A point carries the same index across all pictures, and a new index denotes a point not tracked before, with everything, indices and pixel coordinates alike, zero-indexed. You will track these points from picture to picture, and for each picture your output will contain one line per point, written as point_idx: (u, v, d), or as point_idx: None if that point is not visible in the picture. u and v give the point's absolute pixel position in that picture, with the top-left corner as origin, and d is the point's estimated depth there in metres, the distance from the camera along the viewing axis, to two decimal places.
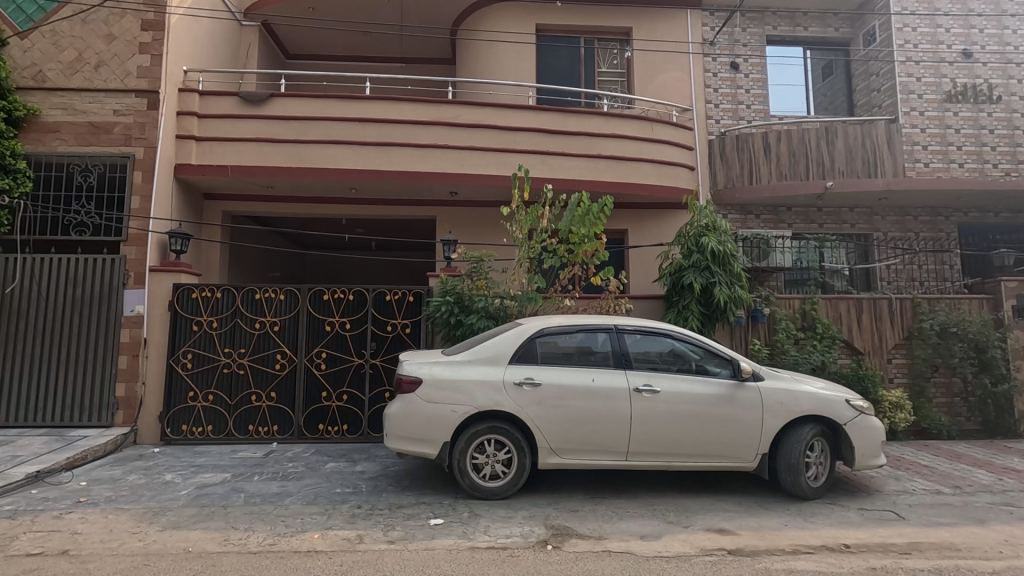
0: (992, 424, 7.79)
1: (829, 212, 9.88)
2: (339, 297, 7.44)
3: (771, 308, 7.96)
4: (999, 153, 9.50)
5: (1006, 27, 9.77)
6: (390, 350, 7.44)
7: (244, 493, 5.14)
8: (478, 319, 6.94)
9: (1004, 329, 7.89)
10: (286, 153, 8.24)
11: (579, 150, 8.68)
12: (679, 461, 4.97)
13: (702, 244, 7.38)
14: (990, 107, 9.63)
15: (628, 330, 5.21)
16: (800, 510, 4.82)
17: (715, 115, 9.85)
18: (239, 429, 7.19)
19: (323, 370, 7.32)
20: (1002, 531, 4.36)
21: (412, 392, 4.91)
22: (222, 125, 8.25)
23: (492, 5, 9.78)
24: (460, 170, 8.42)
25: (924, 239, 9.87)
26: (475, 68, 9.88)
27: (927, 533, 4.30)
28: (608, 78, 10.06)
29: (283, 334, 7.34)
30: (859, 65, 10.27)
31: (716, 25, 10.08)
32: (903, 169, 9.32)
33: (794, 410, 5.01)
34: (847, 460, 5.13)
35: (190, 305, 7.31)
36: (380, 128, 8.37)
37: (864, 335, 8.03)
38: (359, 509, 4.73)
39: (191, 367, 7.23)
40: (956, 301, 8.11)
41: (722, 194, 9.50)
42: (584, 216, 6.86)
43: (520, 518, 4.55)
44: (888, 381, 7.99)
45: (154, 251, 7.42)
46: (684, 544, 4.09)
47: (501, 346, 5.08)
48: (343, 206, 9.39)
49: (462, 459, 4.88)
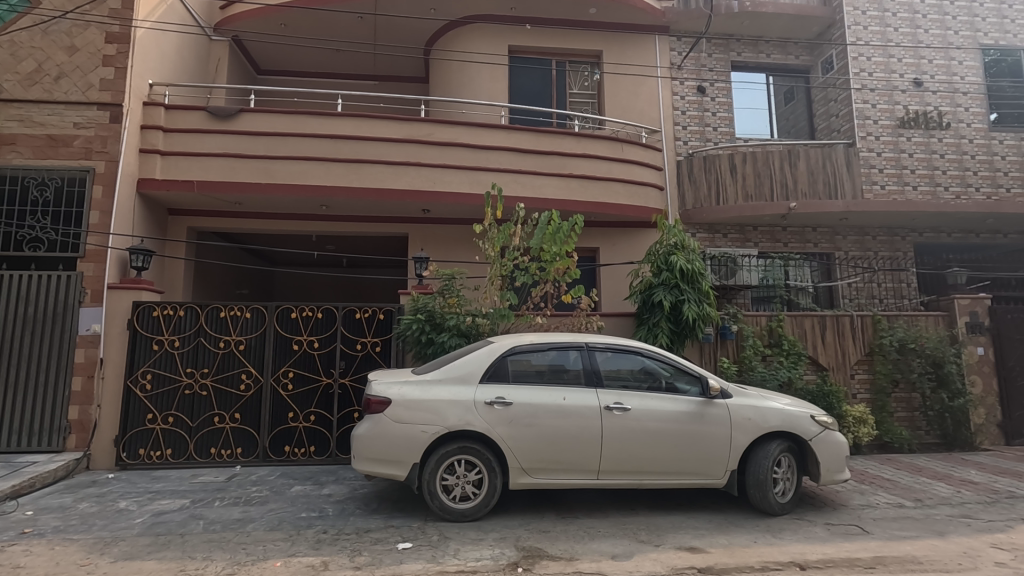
0: (950, 438, 8.01)
1: (793, 231, 10.16)
2: (307, 314, 7.30)
3: (738, 325, 8.11)
4: (950, 176, 9.96)
5: (952, 58, 10.35)
6: (359, 368, 7.31)
7: (203, 520, 4.94)
8: (450, 337, 6.89)
9: (959, 345, 8.20)
10: (254, 168, 8.12)
11: (550, 169, 8.79)
12: (650, 479, 4.97)
13: (671, 262, 7.50)
14: (940, 133, 10.11)
15: (598, 348, 5.24)
16: (769, 526, 4.86)
17: (683, 136, 10.12)
18: (201, 451, 6.94)
19: (290, 391, 7.14)
20: (961, 543, 4.47)
21: (381, 412, 4.81)
22: (189, 139, 8.09)
23: (465, 26, 9.90)
24: (433, 188, 8.41)
25: (882, 257, 10.24)
26: (447, 86, 9.95)
27: (890, 547, 4.38)
28: (579, 100, 10.24)
29: (249, 353, 7.16)
30: (820, 91, 10.69)
31: (683, 50, 10.42)
32: (861, 191, 9.67)
33: (761, 426, 5.08)
34: (813, 475, 5.21)
35: (151, 324, 7.06)
36: (352, 145, 8.32)
37: (828, 351, 8.23)
38: (325, 534, 4.59)
39: (150, 389, 6.95)
40: (913, 318, 8.44)
41: (691, 214, 9.69)
42: (555, 234, 6.92)
43: (491, 540, 4.48)
44: (852, 396, 8.18)
45: (113, 268, 7.18)
46: (655, 564, 4.07)
47: (472, 364, 5.04)
48: (313, 223, 9.28)
49: (432, 480, 4.79)
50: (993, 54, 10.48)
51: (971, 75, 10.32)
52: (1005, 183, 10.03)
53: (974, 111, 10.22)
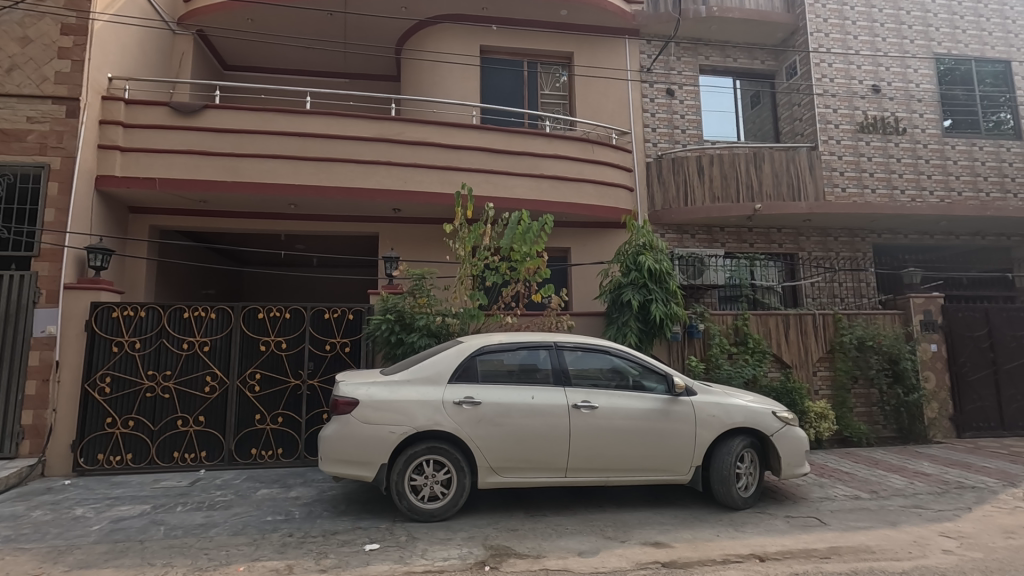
0: (905, 431, 8.34)
1: (759, 232, 10.42)
2: (274, 315, 7.18)
3: (705, 324, 8.28)
4: (906, 180, 10.32)
5: (908, 66, 10.75)
6: (328, 369, 7.23)
7: (164, 526, 4.83)
8: (419, 337, 6.88)
9: (914, 342, 8.54)
10: (219, 166, 7.95)
11: (521, 169, 8.82)
12: (617, 476, 5.05)
13: (639, 262, 7.61)
14: (897, 138, 10.49)
15: (567, 347, 5.30)
16: (732, 520, 4.99)
17: (652, 138, 10.28)
18: (163, 456, 6.77)
19: (257, 393, 7.01)
20: (911, 532, 4.66)
21: (348, 413, 4.77)
22: (151, 136, 7.88)
23: (436, 26, 9.87)
24: (404, 187, 8.35)
25: (843, 258, 10.57)
26: (419, 85, 9.90)
27: (846, 538, 4.54)
28: (551, 101, 10.32)
29: (213, 354, 7.01)
30: (784, 96, 10.99)
31: (652, 53, 10.58)
32: (823, 193, 9.96)
33: (725, 422, 5.20)
34: (774, 469, 5.36)
35: (109, 325, 6.85)
36: (322, 143, 8.22)
37: (792, 349, 8.47)
38: (290, 537, 4.53)
39: (109, 392, 6.75)
40: (871, 316, 8.74)
41: (660, 215, 9.85)
42: (525, 234, 6.95)
43: (459, 540, 4.49)
44: (814, 392, 8.43)
45: (70, 268, 6.93)
46: (621, 559, 4.13)
47: (440, 364, 5.04)
48: (281, 222, 9.13)
49: (400, 481, 4.78)
50: (947, 63, 10.92)
51: (926, 83, 10.74)
52: (957, 187, 10.45)
53: (928, 118, 10.65)
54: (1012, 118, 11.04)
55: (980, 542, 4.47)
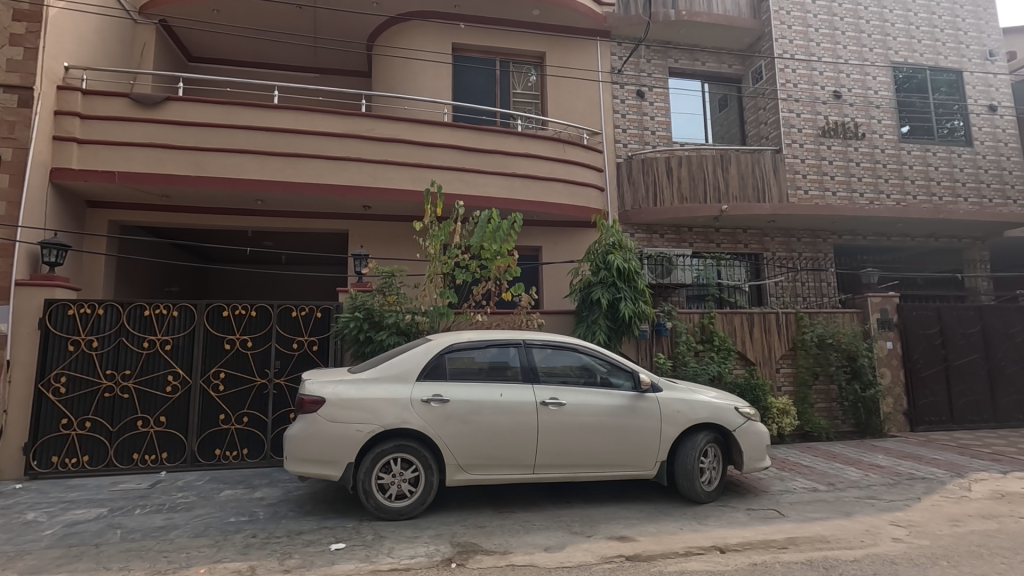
0: (862, 425, 8.66)
1: (725, 232, 10.65)
2: (240, 313, 7.05)
3: (673, 322, 8.44)
4: (865, 183, 10.69)
5: (868, 73, 11.12)
6: (295, 368, 7.13)
7: (122, 529, 4.69)
8: (388, 335, 6.84)
9: (871, 339, 8.86)
10: (183, 160, 7.74)
11: (493, 168, 8.84)
12: (584, 472, 5.11)
13: (609, 260, 7.71)
14: (857, 143, 10.84)
15: (537, 345, 5.34)
16: (695, 514, 5.10)
17: (622, 139, 10.42)
18: (123, 457, 6.57)
19: (221, 393, 6.87)
20: (864, 522, 4.85)
21: (314, 412, 4.72)
22: (111, 128, 7.64)
23: (407, 22, 9.79)
24: (374, 184, 8.28)
25: (806, 258, 10.89)
26: (390, 82, 9.82)
27: (803, 528, 4.69)
28: (523, 100, 10.36)
29: (176, 353, 6.84)
30: (750, 100, 11.28)
31: (623, 55, 10.72)
32: (786, 195, 10.24)
33: (690, 418, 5.31)
34: (736, 463, 5.50)
35: (65, 323, 6.61)
36: (290, 139, 8.10)
37: (756, 346, 8.69)
38: (254, 538, 4.46)
39: (64, 393, 6.52)
40: (832, 315, 9.03)
41: (630, 214, 9.98)
42: (495, 232, 6.96)
43: (426, 537, 4.48)
44: (777, 389, 8.67)
45: (22, 263, 6.67)
46: (586, 554, 4.19)
47: (409, 362, 5.02)
48: (247, 219, 8.94)
49: (367, 480, 4.75)
50: (904, 71, 11.35)
51: (883, 90, 11.16)
52: (912, 191, 10.87)
53: (885, 124, 11.06)
54: (963, 125, 11.53)
55: (928, 530, 4.68)
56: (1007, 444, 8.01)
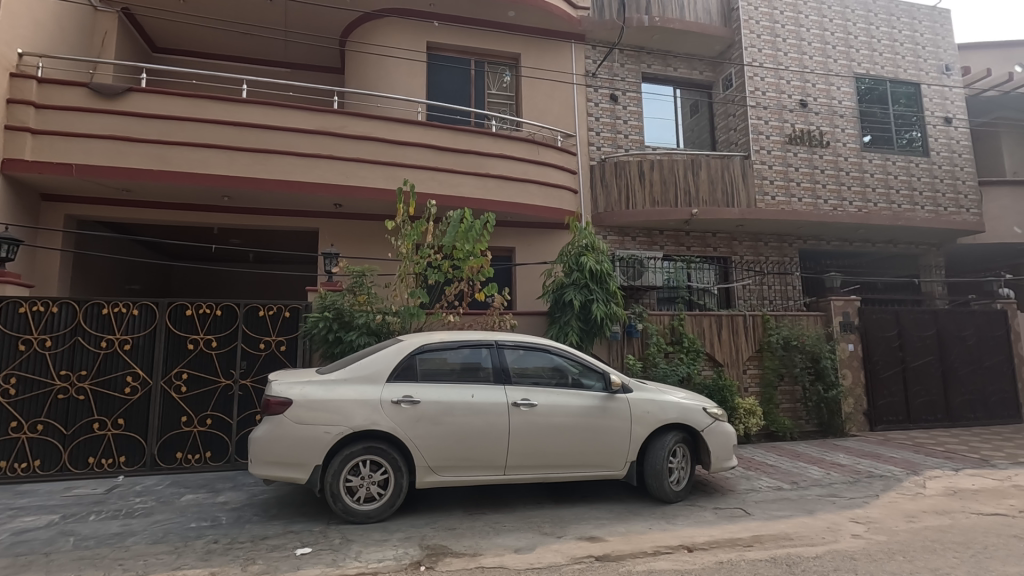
0: (825, 425, 8.92)
1: (695, 236, 10.84)
2: (204, 312, 6.86)
3: (644, 323, 8.54)
4: (829, 190, 11.01)
5: (832, 84, 11.48)
6: (262, 368, 6.98)
7: (75, 536, 4.50)
8: (359, 336, 6.75)
9: (834, 342, 9.13)
10: (145, 153, 7.49)
11: (467, 168, 8.80)
12: (555, 473, 5.12)
13: (581, 262, 7.77)
14: (821, 151, 11.16)
15: (509, 346, 5.33)
16: (663, 513, 5.16)
17: (596, 142, 10.50)
18: (77, 462, 6.31)
19: (183, 394, 6.66)
20: (826, 519, 4.98)
21: (281, 413, 4.61)
22: (68, 118, 7.34)
23: (381, 19, 9.68)
24: (345, 182, 8.15)
25: (772, 262, 11.17)
26: (363, 79, 9.70)
27: (768, 526, 4.79)
28: (497, 101, 10.35)
29: (136, 353, 6.60)
30: (720, 106, 11.51)
31: (597, 58, 10.82)
32: (754, 200, 10.46)
33: (659, 419, 5.37)
34: (704, 463, 5.58)
35: (17, 322, 6.32)
36: (259, 134, 7.92)
37: (724, 348, 8.86)
38: (216, 544, 4.34)
39: (15, 394, 6.22)
40: (796, 318, 9.27)
41: (603, 217, 10.06)
42: (468, 232, 6.92)
43: (395, 540, 4.42)
44: (744, 390, 8.85)
45: None
46: (556, 554, 4.19)
47: (379, 363, 4.96)
48: (213, 215, 8.70)
49: (334, 483, 4.66)
50: (866, 82, 11.74)
51: (847, 100, 11.53)
52: (873, 198, 11.24)
53: (849, 133, 11.42)
54: (921, 136, 11.98)
55: (885, 526, 4.83)
56: (960, 443, 8.32)
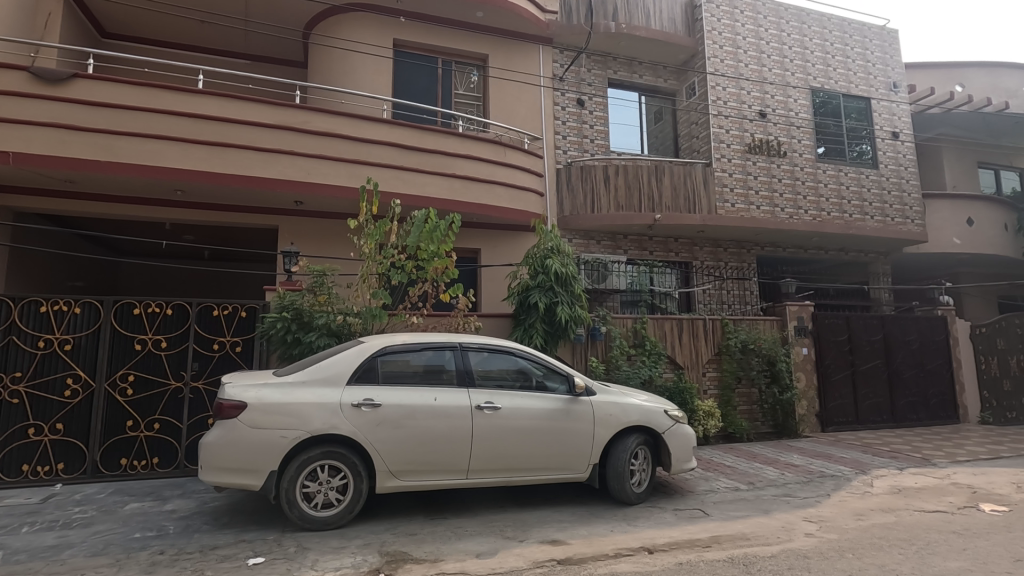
0: (780, 427, 9.20)
1: (658, 241, 11.02)
2: (153, 311, 6.55)
3: (607, 326, 8.60)
4: (786, 199, 11.37)
5: (789, 96, 11.89)
6: (215, 370, 6.71)
7: (4, 550, 4.20)
8: (318, 337, 6.58)
9: (789, 346, 9.43)
10: (90, 143, 7.10)
11: (433, 168, 8.70)
12: (518, 476, 5.09)
13: (547, 265, 7.78)
14: (779, 160, 11.52)
15: (473, 348, 5.27)
16: (625, 515, 5.20)
17: (562, 146, 10.55)
18: (9, 469, 5.91)
19: (129, 397, 6.33)
20: (781, 519, 5.11)
21: (234, 417, 4.43)
22: (4, 103, 6.89)
23: (346, 14, 9.48)
24: (307, 179, 7.94)
25: (731, 267, 11.47)
26: (327, 74, 9.48)
27: (725, 527, 4.88)
28: (464, 101, 10.28)
29: (77, 354, 6.24)
30: (684, 114, 11.76)
31: (564, 62, 10.90)
32: (715, 207, 10.69)
33: (622, 421, 5.41)
34: (664, 464, 5.65)
35: None
36: (216, 126, 7.62)
37: (685, 351, 9.02)
38: (161, 556, 4.12)
39: None
40: (754, 322, 9.53)
41: (568, 220, 10.12)
42: (432, 233, 6.81)
43: (353, 548, 4.30)
44: (703, 392, 9.04)
45: None
46: (518, 559, 4.15)
47: (339, 365, 4.82)
48: (165, 209, 8.32)
49: (290, 489, 4.50)
50: (821, 96, 12.20)
51: (803, 112, 11.96)
52: (827, 207, 11.68)
53: (804, 144, 11.84)
54: (871, 149, 12.51)
55: (836, 524, 4.99)
56: (905, 444, 8.70)
